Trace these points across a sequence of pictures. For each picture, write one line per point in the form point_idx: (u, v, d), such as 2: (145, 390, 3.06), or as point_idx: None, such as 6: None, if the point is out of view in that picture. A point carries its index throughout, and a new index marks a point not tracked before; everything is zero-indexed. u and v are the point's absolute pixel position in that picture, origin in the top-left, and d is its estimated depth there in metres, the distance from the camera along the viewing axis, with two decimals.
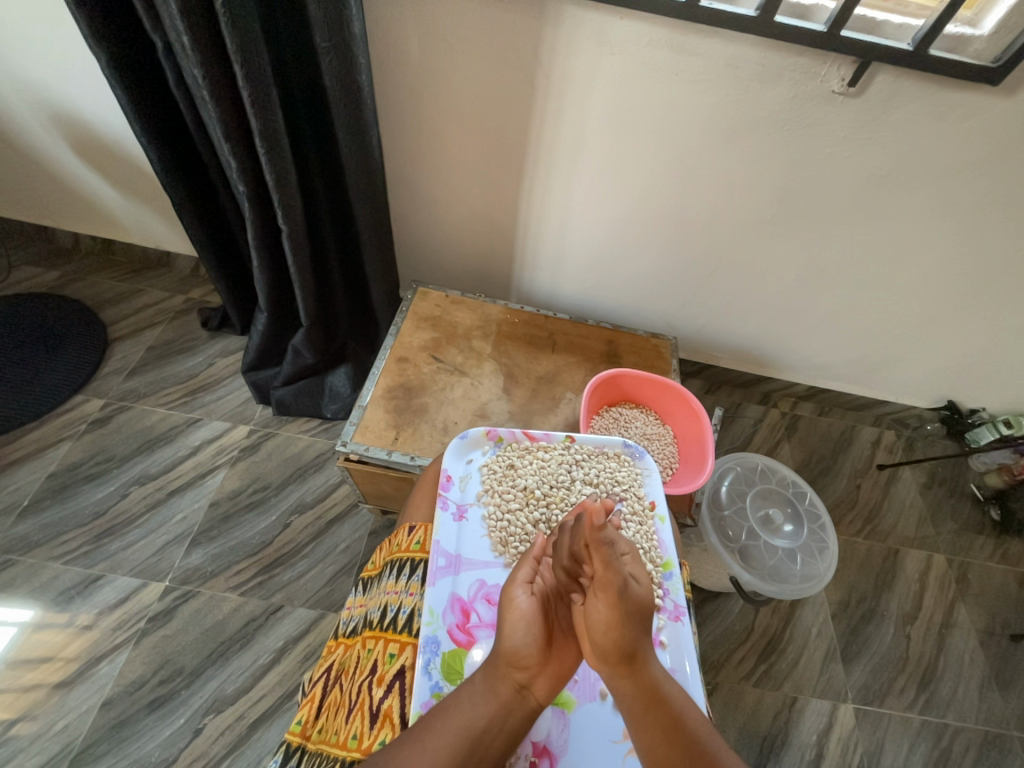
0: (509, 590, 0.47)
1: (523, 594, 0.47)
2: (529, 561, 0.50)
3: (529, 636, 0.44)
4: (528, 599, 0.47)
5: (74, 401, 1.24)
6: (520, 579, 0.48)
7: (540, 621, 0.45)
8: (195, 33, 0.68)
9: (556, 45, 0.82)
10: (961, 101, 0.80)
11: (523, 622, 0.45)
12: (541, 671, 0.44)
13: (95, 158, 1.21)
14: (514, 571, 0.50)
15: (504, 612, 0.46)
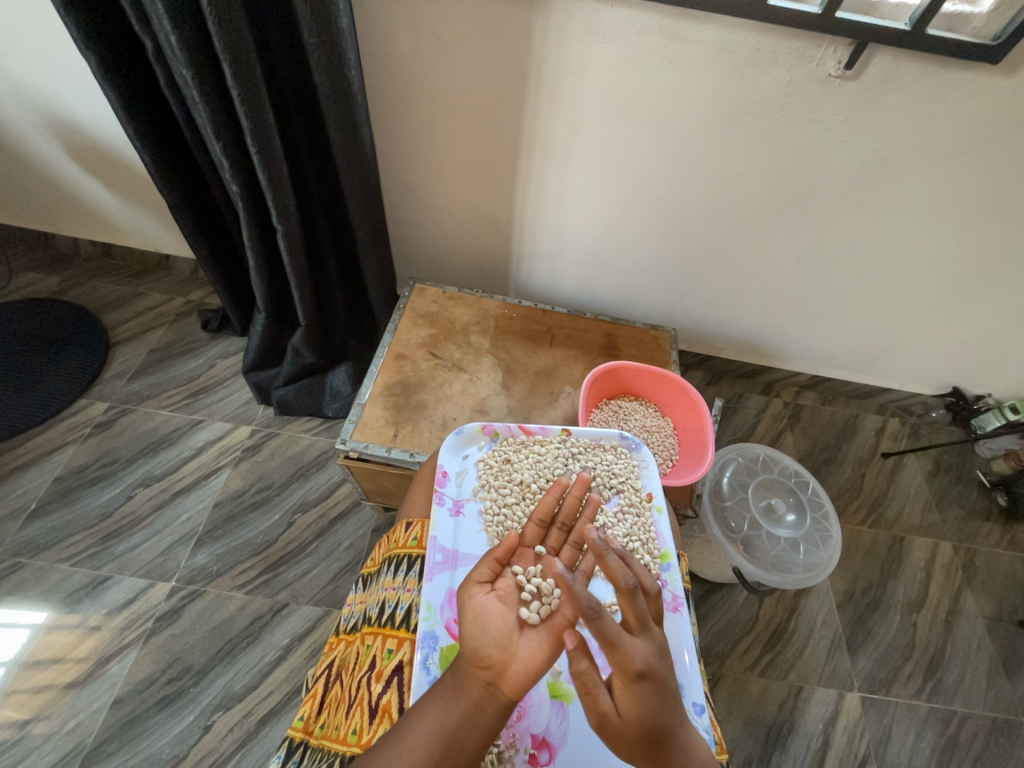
0: (469, 591, 0.48)
1: (484, 595, 0.47)
2: (488, 562, 0.50)
3: (486, 635, 0.44)
4: (491, 600, 0.47)
5: (78, 405, 1.26)
6: (476, 581, 0.48)
7: (495, 619, 0.45)
8: (183, 34, 0.67)
9: (547, 35, 0.81)
10: (961, 81, 0.78)
11: (479, 622, 0.45)
12: (506, 670, 0.42)
13: (91, 162, 1.22)
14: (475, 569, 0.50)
15: (462, 613, 0.46)
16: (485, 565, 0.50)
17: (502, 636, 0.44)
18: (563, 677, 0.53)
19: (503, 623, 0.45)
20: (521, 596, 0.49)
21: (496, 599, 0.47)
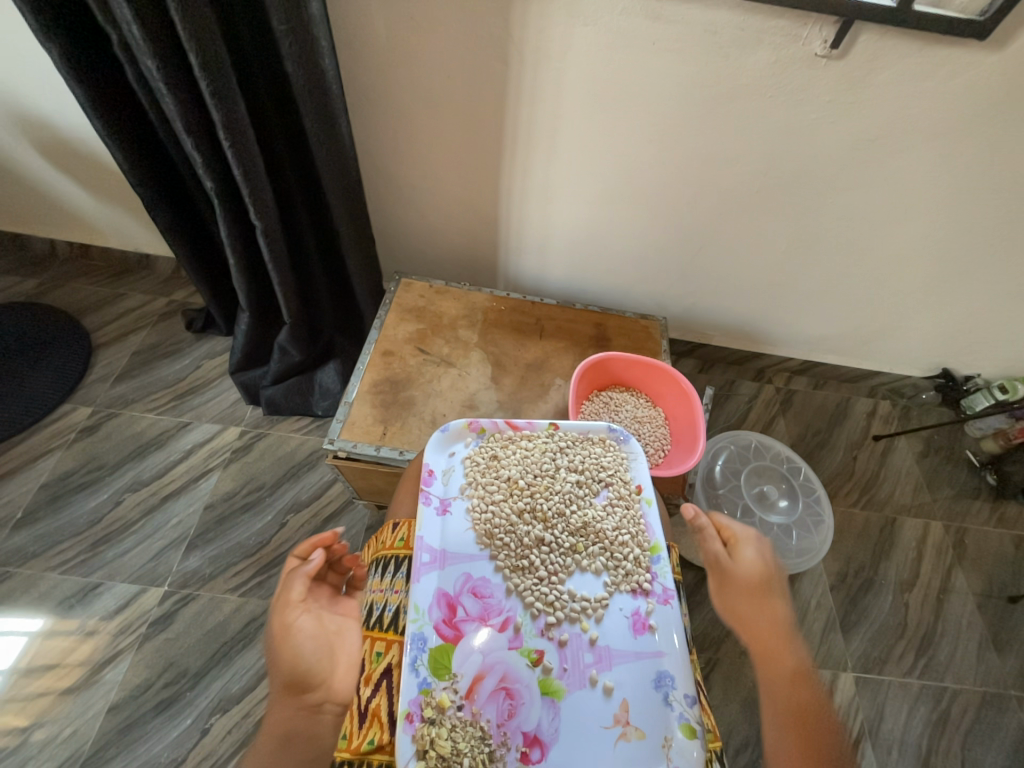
0: (285, 617, 0.49)
1: (301, 616, 0.49)
2: (302, 579, 0.51)
3: (316, 653, 0.48)
4: (313, 618, 0.50)
5: (61, 411, 1.23)
6: (294, 601, 0.50)
7: (319, 640, 0.49)
8: (145, 23, 0.64)
9: (527, 18, 0.79)
10: (949, 58, 0.77)
11: (311, 637, 0.48)
12: (336, 675, 0.49)
13: (63, 160, 1.18)
14: (286, 592, 0.50)
15: (278, 644, 0.48)
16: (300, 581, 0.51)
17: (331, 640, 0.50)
18: (554, 674, 0.51)
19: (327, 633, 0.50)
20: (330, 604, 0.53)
21: (318, 613, 0.51)
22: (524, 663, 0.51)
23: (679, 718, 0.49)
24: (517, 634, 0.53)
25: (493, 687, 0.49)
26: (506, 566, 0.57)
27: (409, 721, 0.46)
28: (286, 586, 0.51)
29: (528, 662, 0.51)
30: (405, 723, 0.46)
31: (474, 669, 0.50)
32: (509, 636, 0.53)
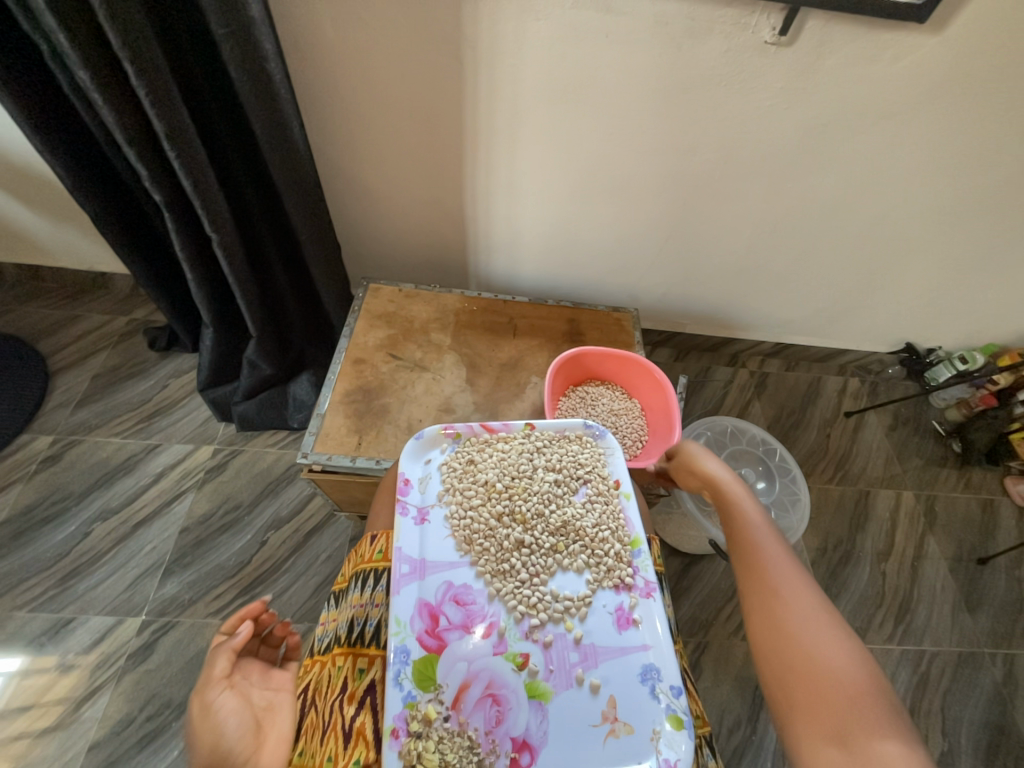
0: (206, 696, 0.46)
1: (223, 693, 0.46)
2: (228, 652, 0.49)
3: (240, 730, 0.44)
4: (236, 695, 0.47)
5: (19, 442, 1.18)
6: (217, 677, 0.47)
7: (246, 716, 0.46)
8: (73, 32, 0.61)
9: (477, 14, 0.77)
10: (892, 42, 0.79)
11: (236, 710, 0.45)
12: (262, 753, 0.44)
13: (2, 179, 1.12)
14: (209, 669, 0.48)
15: (196, 727, 0.43)
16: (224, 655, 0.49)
17: (255, 715, 0.47)
18: (540, 676, 0.51)
19: (251, 708, 0.47)
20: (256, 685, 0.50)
21: (241, 692, 0.48)
22: (509, 668, 0.51)
23: (665, 709, 0.50)
24: (501, 638, 0.52)
25: (479, 695, 0.49)
26: (487, 571, 0.57)
27: (394, 737, 0.46)
28: (210, 664, 0.48)
29: (513, 667, 0.51)
30: (390, 739, 0.46)
31: (460, 678, 0.49)
32: (493, 642, 0.52)
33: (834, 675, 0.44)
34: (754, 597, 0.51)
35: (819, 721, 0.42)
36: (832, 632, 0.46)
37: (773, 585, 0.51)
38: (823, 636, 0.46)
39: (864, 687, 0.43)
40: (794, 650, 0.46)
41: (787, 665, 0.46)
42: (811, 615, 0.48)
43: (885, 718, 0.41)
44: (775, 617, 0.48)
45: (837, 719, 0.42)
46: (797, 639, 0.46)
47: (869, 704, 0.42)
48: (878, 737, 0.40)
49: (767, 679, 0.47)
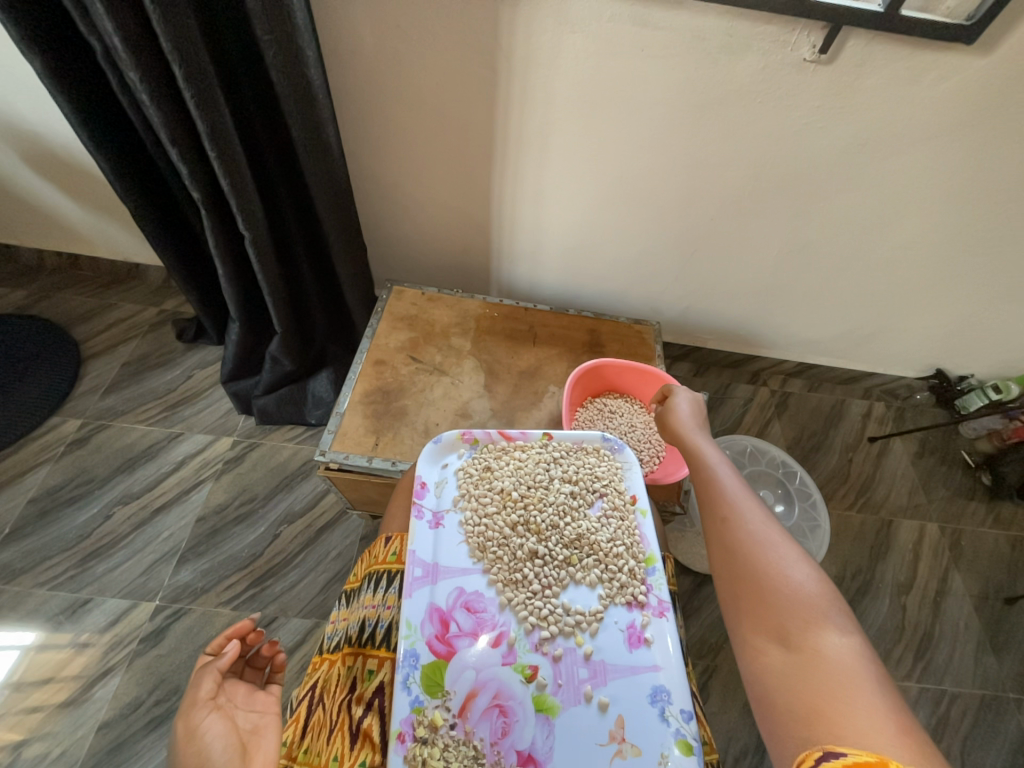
0: (190, 719, 0.43)
1: (209, 715, 0.43)
2: (214, 673, 0.46)
3: (226, 754, 0.41)
4: (222, 717, 0.44)
5: (50, 424, 1.22)
6: (201, 699, 0.44)
7: (231, 737, 0.42)
8: (127, 34, 0.64)
9: (515, 25, 0.78)
10: (937, 62, 0.77)
11: (221, 733, 0.42)
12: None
13: (50, 170, 1.17)
14: (194, 692, 0.45)
15: (179, 753, 0.41)
16: (209, 677, 0.46)
17: (241, 739, 0.43)
18: (548, 690, 0.50)
19: (236, 731, 0.44)
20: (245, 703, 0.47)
21: (227, 712, 0.45)
22: (518, 679, 0.50)
23: (675, 734, 0.48)
24: (511, 649, 0.52)
25: (486, 704, 0.49)
26: (499, 579, 0.56)
27: (400, 741, 0.45)
28: (194, 686, 0.45)
29: (522, 678, 0.51)
30: (396, 743, 0.45)
31: (467, 686, 0.49)
32: (503, 652, 0.52)
33: (780, 580, 0.46)
34: (710, 526, 0.53)
35: (765, 624, 0.45)
36: (778, 543, 0.49)
37: (726, 505, 0.53)
38: (770, 547, 0.48)
39: (808, 591, 0.45)
40: (744, 563, 0.48)
41: (738, 575, 0.48)
42: (757, 534, 0.50)
43: (826, 614, 0.43)
44: (726, 533, 0.51)
45: (781, 617, 0.44)
46: (746, 553, 0.49)
47: (808, 609, 0.44)
48: (816, 632, 0.42)
49: (722, 593, 0.50)
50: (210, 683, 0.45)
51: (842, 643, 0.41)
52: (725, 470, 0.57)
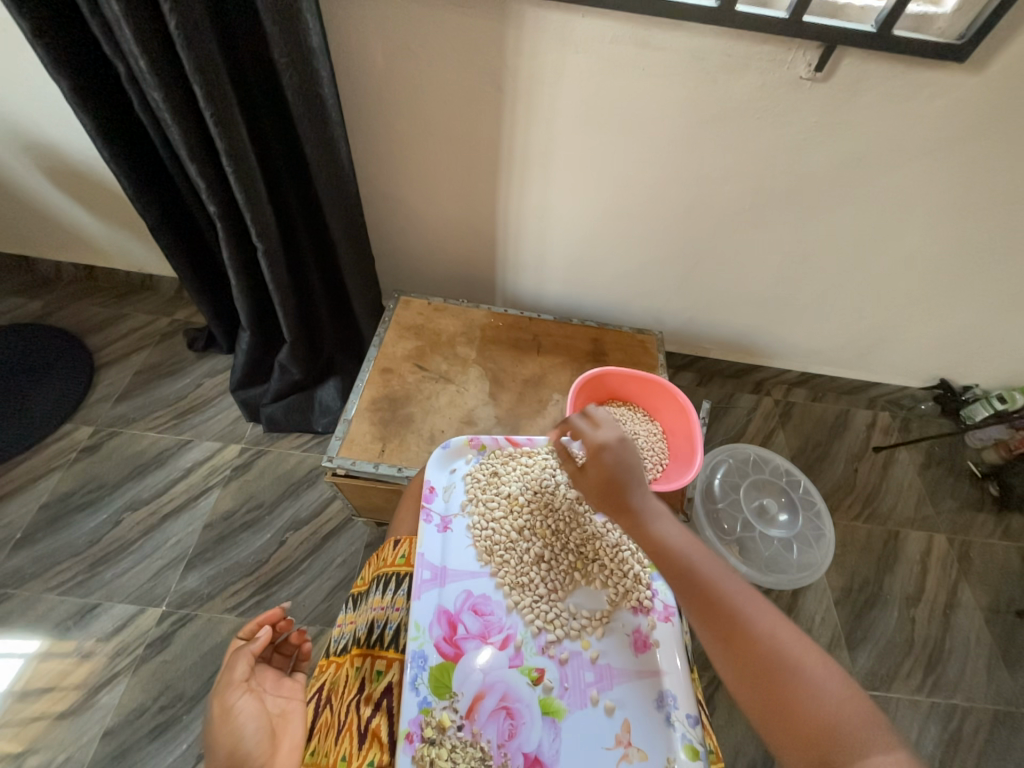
0: (226, 698, 0.47)
1: (244, 695, 0.48)
2: (247, 656, 0.51)
3: (259, 732, 0.46)
4: (255, 699, 0.48)
5: (63, 431, 1.24)
6: (237, 679, 0.49)
7: (263, 717, 0.47)
8: (152, 57, 0.67)
9: (521, 46, 0.81)
10: (931, 80, 0.79)
11: (256, 713, 0.47)
12: (276, 758, 0.46)
13: (71, 185, 1.21)
14: (229, 673, 0.50)
15: (216, 727, 0.45)
16: (244, 659, 0.51)
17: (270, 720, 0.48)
18: (555, 693, 0.51)
19: (265, 712, 0.49)
20: (272, 689, 0.52)
21: (258, 693, 0.50)
22: (525, 682, 0.51)
23: (681, 739, 0.48)
24: (518, 652, 0.53)
25: (494, 706, 0.49)
26: (507, 582, 0.57)
27: (409, 741, 0.46)
28: (230, 666, 0.50)
29: (529, 681, 0.51)
30: (405, 743, 0.46)
31: (474, 688, 0.50)
32: (510, 654, 0.52)
33: (804, 689, 0.43)
34: (712, 631, 0.48)
35: (806, 747, 0.41)
36: (794, 647, 0.45)
37: (733, 618, 0.47)
38: (791, 659, 0.45)
39: (838, 696, 0.43)
40: (763, 673, 0.45)
41: (763, 689, 0.44)
42: (765, 634, 0.46)
43: (854, 719, 0.41)
44: (737, 639, 0.47)
45: (820, 737, 0.41)
46: (775, 678, 0.44)
47: (838, 718, 0.41)
48: (870, 755, 0.39)
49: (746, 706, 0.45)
50: (246, 664, 0.50)
51: (898, 755, 0.39)
52: (712, 565, 0.51)
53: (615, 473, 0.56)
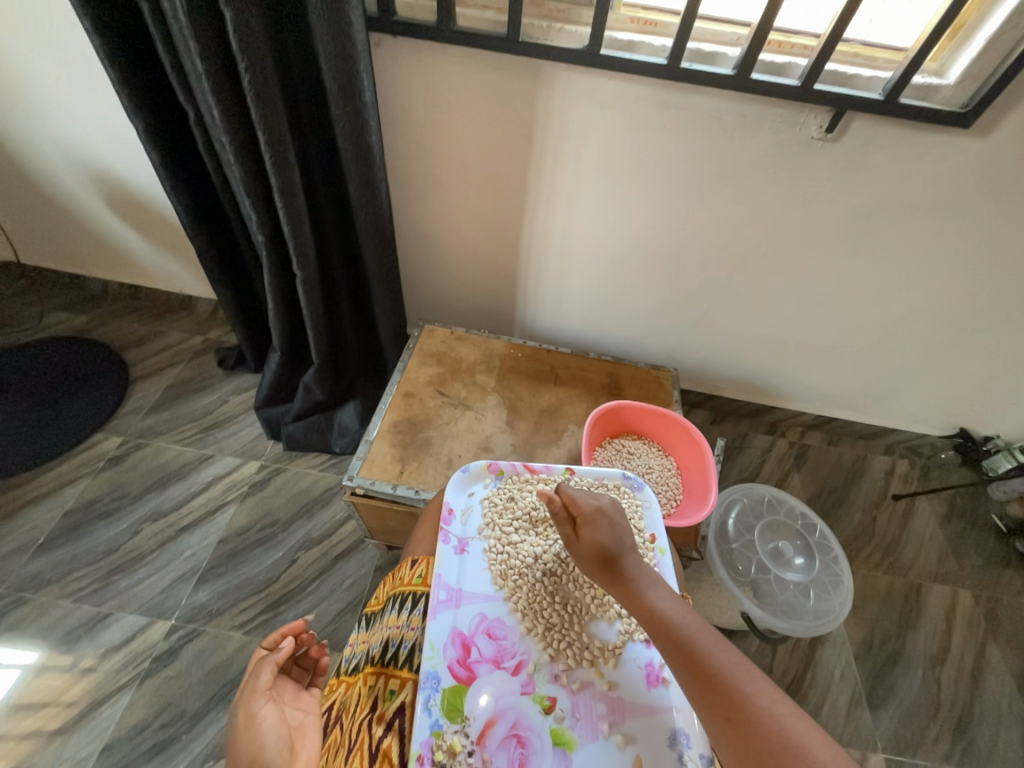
0: (250, 706, 0.48)
1: (265, 706, 0.49)
2: (271, 666, 0.52)
3: (278, 745, 0.47)
4: (275, 709, 0.49)
5: (93, 439, 1.29)
6: (260, 688, 0.50)
7: (282, 731, 0.48)
8: (224, 107, 0.75)
9: (551, 102, 0.88)
10: (938, 142, 0.84)
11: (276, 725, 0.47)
12: None
13: (128, 212, 1.31)
14: (253, 681, 0.51)
15: (239, 735, 0.46)
16: (267, 669, 0.52)
17: (289, 733, 0.48)
18: (566, 724, 0.51)
19: (286, 724, 0.49)
20: (291, 701, 0.52)
21: (279, 704, 0.50)
22: (536, 710, 0.51)
23: None
24: (530, 679, 0.53)
25: (505, 733, 0.49)
26: (520, 608, 0.58)
27: (419, 764, 0.46)
28: (254, 674, 0.51)
29: (540, 709, 0.51)
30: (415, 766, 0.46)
31: (486, 714, 0.50)
32: (522, 681, 0.53)
33: None
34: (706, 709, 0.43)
35: None
36: (802, 730, 0.40)
37: (729, 692, 0.43)
38: (799, 748, 0.39)
39: None
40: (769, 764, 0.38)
41: None
42: (765, 715, 0.41)
43: None
44: (736, 721, 0.41)
45: None
46: None
47: None
48: None
49: None
50: (269, 672, 0.51)
51: None
52: (703, 635, 0.47)
53: (598, 543, 0.56)
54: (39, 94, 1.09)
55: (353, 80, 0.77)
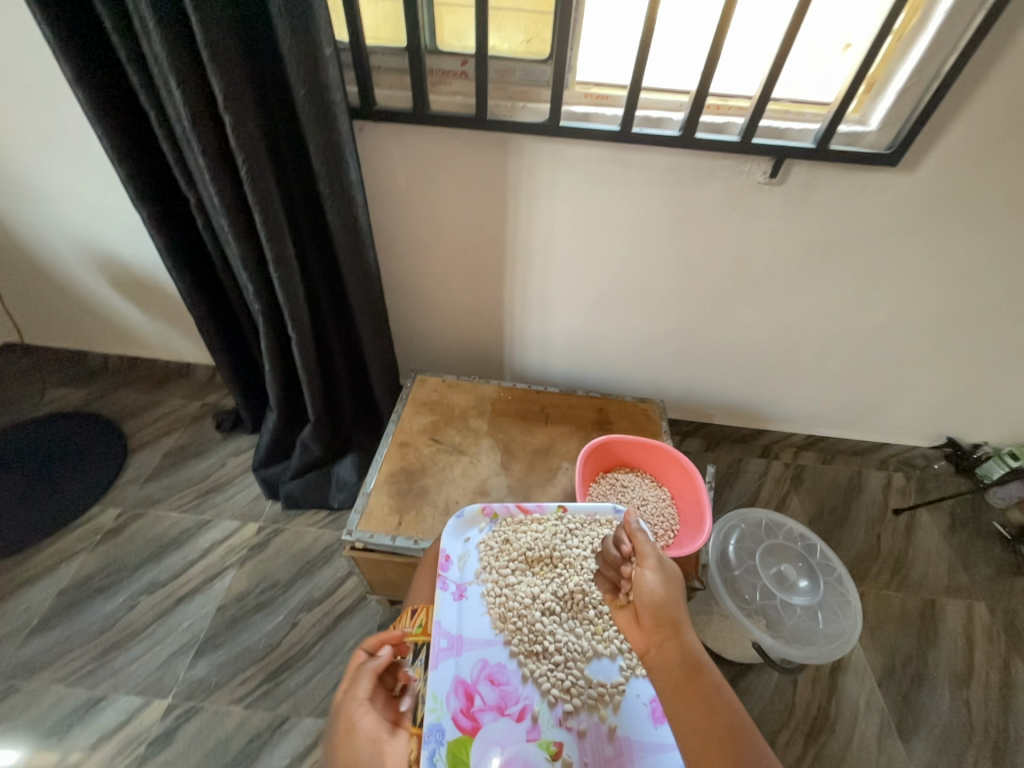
0: (351, 713, 0.51)
1: (364, 715, 0.51)
2: (369, 676, 0.53)
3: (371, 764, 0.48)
4: (374, 720, 0.51)
5: (90, 513, 1.29)
6: (360, 697, 0.52)
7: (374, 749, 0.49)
8: (224, 194, 0.83)
9: (521, 167, 0.97)
10: (872, 179, 0.93)
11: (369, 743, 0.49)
12: None
13: (129, 288, 1.38)
14: (355, 687, 0.53)
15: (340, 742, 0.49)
16: (367, 678, 0.53)
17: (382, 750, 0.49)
18: None
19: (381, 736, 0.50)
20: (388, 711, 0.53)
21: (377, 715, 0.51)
22: (543, 756, 0.52)
23: None
24: (535, 724, 0.54)
25: None
26: (521, 652, 0.59)
27: None
28: (357, 680, 0.53)
29: (547, 756, 0.52)
30: None
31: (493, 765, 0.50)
32: (527, 727, 0.54)
33: None
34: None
35: None
36: None
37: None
38: None
39: None
40: None
41: None
42: None
43: None
44: None
45: None
46: None
47: None
48: None
49: None
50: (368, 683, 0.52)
51: None
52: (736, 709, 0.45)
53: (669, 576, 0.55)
54: (50, 189, 1.18)
55: (341, 163, 0.86)
